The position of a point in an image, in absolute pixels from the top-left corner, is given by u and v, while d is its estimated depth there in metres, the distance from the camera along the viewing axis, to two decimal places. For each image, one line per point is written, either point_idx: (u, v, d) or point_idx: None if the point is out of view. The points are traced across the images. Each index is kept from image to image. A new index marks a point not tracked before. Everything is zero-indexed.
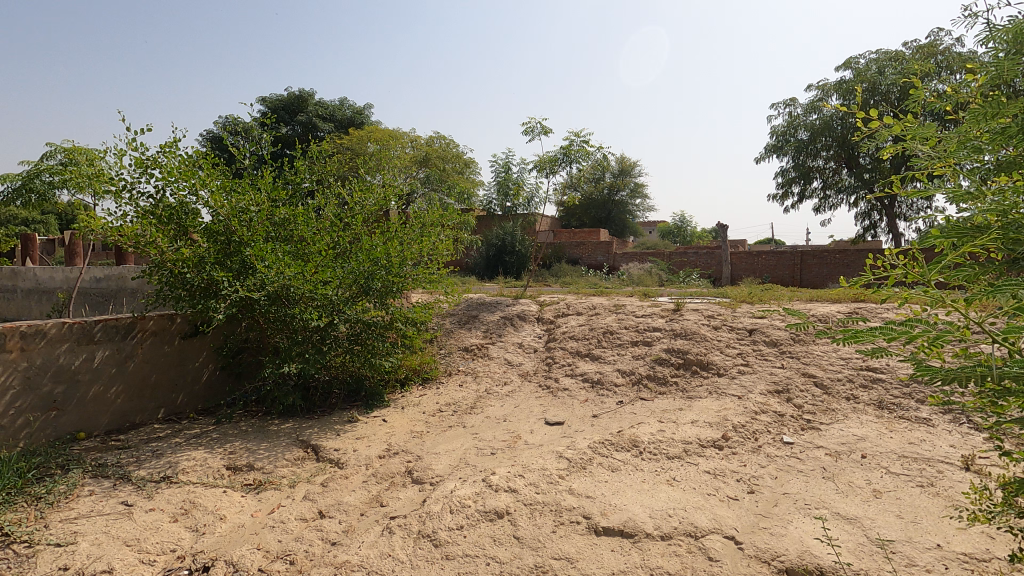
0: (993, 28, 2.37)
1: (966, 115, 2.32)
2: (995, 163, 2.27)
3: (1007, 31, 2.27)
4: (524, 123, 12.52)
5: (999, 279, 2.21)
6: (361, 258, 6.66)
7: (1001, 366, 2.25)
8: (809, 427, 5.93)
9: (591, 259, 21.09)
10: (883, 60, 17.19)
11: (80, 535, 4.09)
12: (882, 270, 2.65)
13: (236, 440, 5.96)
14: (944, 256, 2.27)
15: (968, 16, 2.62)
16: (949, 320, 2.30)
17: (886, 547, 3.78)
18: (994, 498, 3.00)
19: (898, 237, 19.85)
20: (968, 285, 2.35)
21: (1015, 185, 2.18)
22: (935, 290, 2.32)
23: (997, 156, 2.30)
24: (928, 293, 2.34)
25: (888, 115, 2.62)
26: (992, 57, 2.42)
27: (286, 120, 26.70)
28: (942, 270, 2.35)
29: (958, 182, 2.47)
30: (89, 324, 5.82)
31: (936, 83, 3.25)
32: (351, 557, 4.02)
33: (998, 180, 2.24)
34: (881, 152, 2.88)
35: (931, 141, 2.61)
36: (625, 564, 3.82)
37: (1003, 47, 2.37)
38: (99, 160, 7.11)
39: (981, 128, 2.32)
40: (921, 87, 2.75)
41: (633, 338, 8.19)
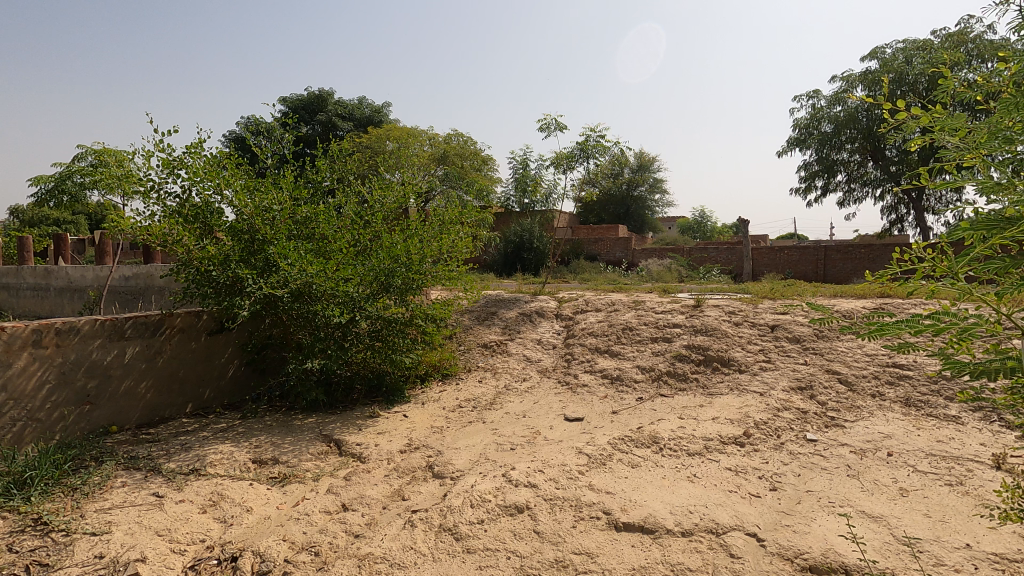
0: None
1: (997, 105, 2.26)
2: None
3: None
4: (540, 119, 12.36)
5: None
6: (381, 255, 6.74)
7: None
8: (833, 425, 5.84)
9: (610, 255, 20.98)
10: (911, 49, 16.75)
11: (114, 525, 4.23)
12: (909, 261, 2.60)
13: (262, 434, 6.09)
14: (972, 248, 2.22)
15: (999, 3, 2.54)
16: (980, 313, 2.23)
17: (915, 545, 3.73)
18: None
19: (925, 232, 19.44)
20: (1000, 278, 2.29)
21: None
22: (965, 283, 2.26)
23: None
24: (957, 286, 2.28)
25: (916, 106, 2.55)
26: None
27: (306, 119, 27.08)
28: (972, 263, 2.30)
29: (990, 174, 2.41)
30: (120, 321, 5.99)
31: (965, 71, 3.16)
32: (374, 549, 4.09)
33: None
34: (908, 144, 2.79)
35: (960, 132, 2.54)
36: (645, 559, 3.82)
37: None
38: (128, 161, 7.29)
39: (1013, 117, 2.25)
40: (947, 77, 2.69)
41: (653, 334, 8.14)
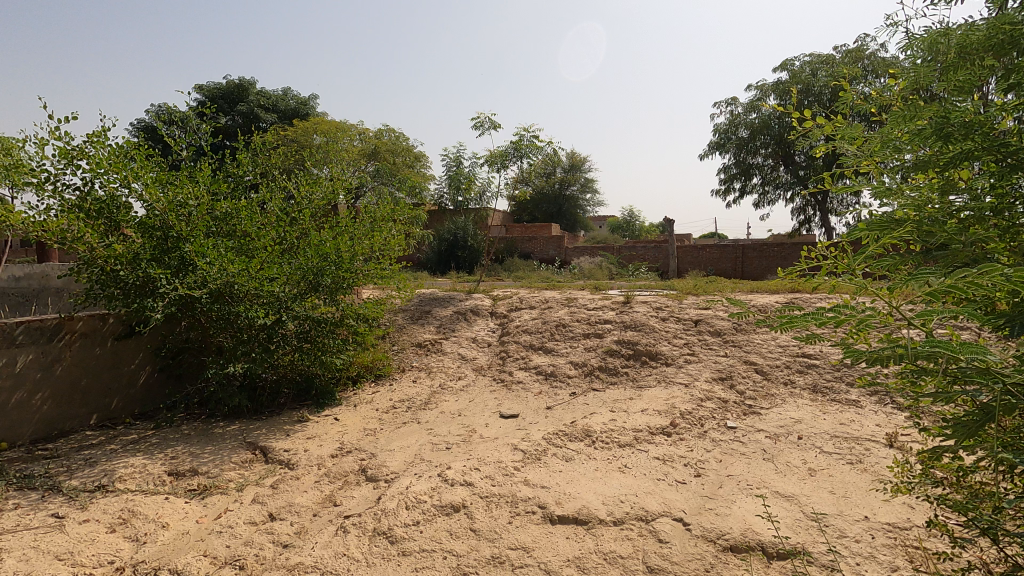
0: (911, 37, 2.53)
1: (888, 117, 2.48)
2: (914, 162, 2.44)
3: (922, 40, 2.44)
4: (473, 118, 12.33)
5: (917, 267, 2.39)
6: (309, 253, 6.49)
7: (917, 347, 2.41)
8: (750, 412, 6.23)
9: (544, 253, 21.28)
10: (816, 63, 18.12)
11: (4, 552, 3.82)
12: (814, 258, 2.81)
13: (178, 444, 5.70)
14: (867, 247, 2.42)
15: (890, 24, 2.79)
16: (874, 307, 2.43)
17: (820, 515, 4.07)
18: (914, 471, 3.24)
19: (829, 232, 21.10)
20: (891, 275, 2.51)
21: (929, 182, 2.38)
22: (861, 279, 2.46)
23: (916, 154, 2.47)
24: (854, 281, 2.48)
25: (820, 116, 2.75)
26: (911, 64, 2.58)
27: (225, 110, 25.57)
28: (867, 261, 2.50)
29: (883, 179, 2.64)
30: (9, 326, 5.41)
31: (863, 86, 3.45)
32: (304, 559, 3.94)
33: (917, 177, 2.43)
34: (814, 151, 3.01)
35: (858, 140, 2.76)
36: (579, 550, 3.92)
37: (920, 55, 2.54)
38: (16, 150, 6.58)
39: (902, 128, 2.48)
40: (847, 90, 2.93)
41: (585, 330, 8.34)
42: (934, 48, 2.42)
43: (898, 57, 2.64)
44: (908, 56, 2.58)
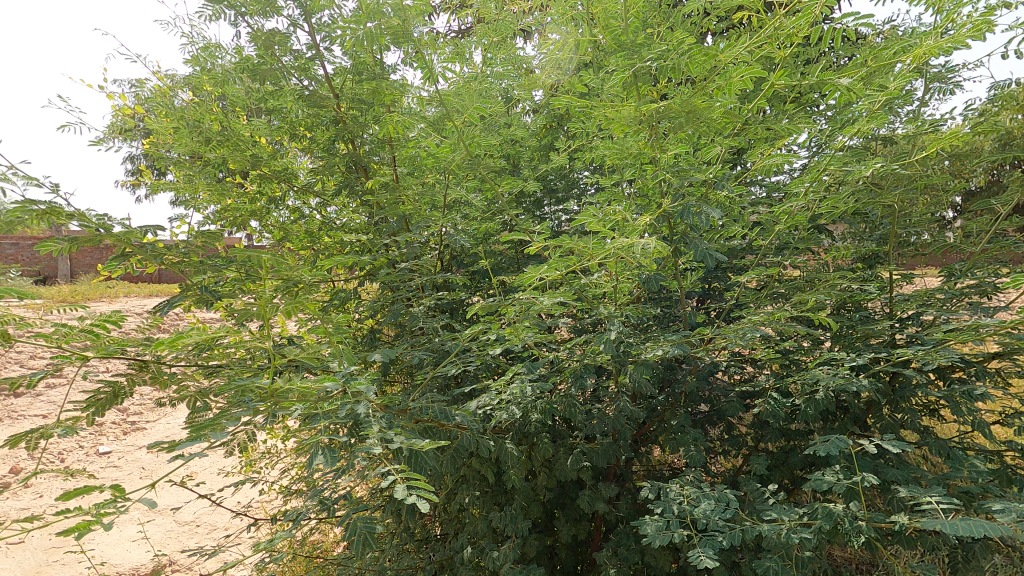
0: (199, 54, 2.70)
1: (186, 134, 2.57)
2: (214, 177, 2.64)
3: (207, 60, 2.63)
4: None
5: (223, 282, 1.97)
6: None
7: (292, 342, 2.07)
8: (133, 430, 5.95)
9: None
10: None
11: None
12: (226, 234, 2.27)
13: None
14: (149, 262, 1.86)
15: (189, 41, 2.93)
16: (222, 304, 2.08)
17: (192, 511, 4.12)
18: (254, 450, 3.71)
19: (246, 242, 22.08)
20: (232, 286, 2.08)
21: (238, 204, 2.66)
22: (187, 290, 1.98)
23: (221, 172, 2.69)
24: (188, 293, 1.99)
25: (156, 122, 2.70)
26: (200, 73, 2.73)
27: None
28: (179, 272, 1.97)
29: (209, 201, 2.78)
30: None
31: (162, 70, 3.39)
32: None
33: (231, 200, 2.71)
34: (147, 153, 2.93)
35: (168, 147, 2.80)
36: None
37: (203, 67, 2.71)
38: None
39: (203, 146, 2.59)
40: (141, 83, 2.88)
41: None
42: (215, 69, 2.64)
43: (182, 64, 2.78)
44: (190, 64, 2.74)
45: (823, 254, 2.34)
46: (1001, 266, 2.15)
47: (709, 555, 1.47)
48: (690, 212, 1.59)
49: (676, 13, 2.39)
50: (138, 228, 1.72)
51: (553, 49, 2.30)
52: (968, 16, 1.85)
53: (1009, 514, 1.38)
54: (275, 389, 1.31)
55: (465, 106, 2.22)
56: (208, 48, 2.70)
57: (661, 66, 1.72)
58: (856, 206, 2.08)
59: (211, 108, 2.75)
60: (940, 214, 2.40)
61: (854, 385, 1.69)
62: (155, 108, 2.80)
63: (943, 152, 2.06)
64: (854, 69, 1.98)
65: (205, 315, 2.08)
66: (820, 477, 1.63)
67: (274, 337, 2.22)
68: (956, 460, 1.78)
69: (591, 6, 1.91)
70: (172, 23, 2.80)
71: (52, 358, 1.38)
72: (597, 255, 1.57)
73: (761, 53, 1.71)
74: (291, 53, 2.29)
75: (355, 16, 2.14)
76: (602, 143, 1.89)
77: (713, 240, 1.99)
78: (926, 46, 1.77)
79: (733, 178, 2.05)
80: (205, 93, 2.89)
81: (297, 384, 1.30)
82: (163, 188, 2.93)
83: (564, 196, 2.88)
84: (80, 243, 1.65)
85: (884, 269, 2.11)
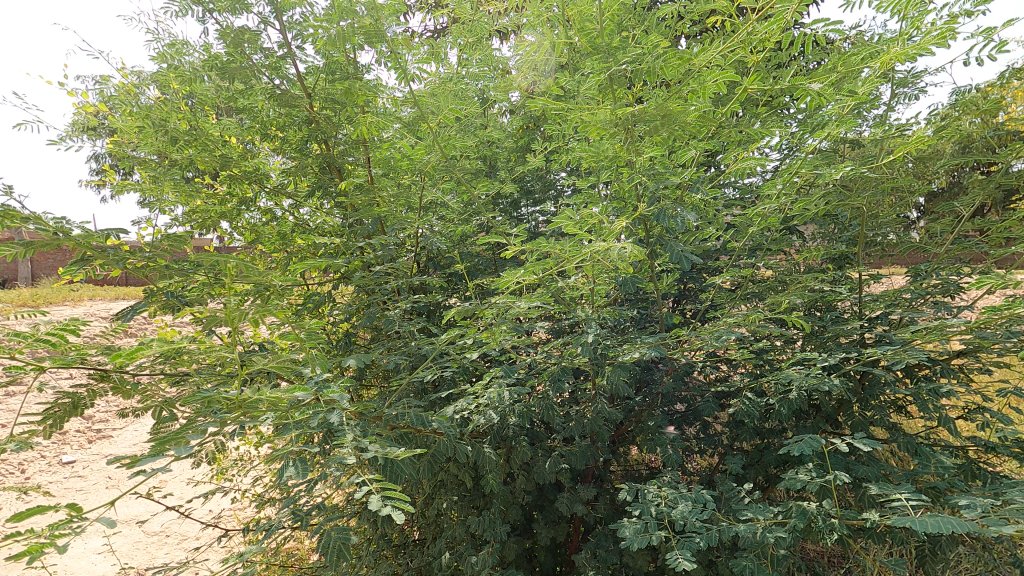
0: (165, 51, 2.62)
1: (152, 134, 2.49)
2: (182, 177, 2.56)
3: (173, 56, 2.55)
4: None
5: (190, 286, 1.90)
6: None
7: (263, 348, 2.02)
8: (99, 438, 5.78)
9: None
10: None
11: None
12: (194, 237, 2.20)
13: None
14: (113, 267, 1.80)
15: (154, 36, 2.85)
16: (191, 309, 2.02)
17: (160, 521, 4.01)
18: (225, 457, 3.62)
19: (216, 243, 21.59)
20: (200, 291, 2.01)
21: (207, 205, 2.59)
22: (152, 296, 1.91)
23: (189, 172, 2.62)
24: (154, 298, 1.93)
25: (120, 120, 2.61)
26: (166, 71, 2.65)
27: None
28: (144, 276, 1.90)
29: (176, 202, 2.70)
30: None
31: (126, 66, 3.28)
32: None
33: (199, 201, 2.64)
34: (110, 153, 2.84)
35: (132, 146, 2.71)
36: None
37: (169, 64, 2.63)
38: None
39: (170, 146, 2.51)
40: (103, 79, 2.78)
41: None
42: (181, 66, 2.56)
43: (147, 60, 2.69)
44: (156, 61, 2.66)
45: (794, 255, 2.39)
46: (964, 267, 2.22)
47: (686, 557, 1.48)
48: (666, 214, 1.59)
49: (650, 16, 2.40)
50: (99, 231, 1.65)
51: (530, 50, 2.29)
52: (933, 23, 1.90)
53: (974, 509, 1.42)
54: (244, 398, 1.27)
55: (440, 107, 2.20)
56: (174, 45, 2.62)
57: (636, 68, 1.72)
58: (827, 209, 2.12)
59: (179, 107, 2.68)
60: (906, 215, 2.47)
61: (826, 384, 1.72)
62: (118, 106, 2.71)
63: (909, 156, 2.11)
64: (824, 74, 2.02)
65: (171, 321, 2.01)
66: (793, 475, 1.66)
67: (244, 343, 2.16)
68: (923, 456, 1.83)
69: (567, 7, 1.90)
70: (136, 18, 2.71)
71: (6, 369, 1.32)
72: (574, 258, 1.56)
73: (734, 57, 1.73)
74: (262, 51, 2.24)
75: (327, 15, 2.10)
76: (578, 145, 1.89)
77: (689, 242, 2.01)
78: (893, 53, 1.81)
79: (707, 180, 2.07)
80: (172, 91, 2.81)
81: (267, 394, 1.26)
82: (129, 188, 2.84)
83: (541, 197, 2.88)
84: (37, 246, 1.59)
85: (853, 270, 2.16)
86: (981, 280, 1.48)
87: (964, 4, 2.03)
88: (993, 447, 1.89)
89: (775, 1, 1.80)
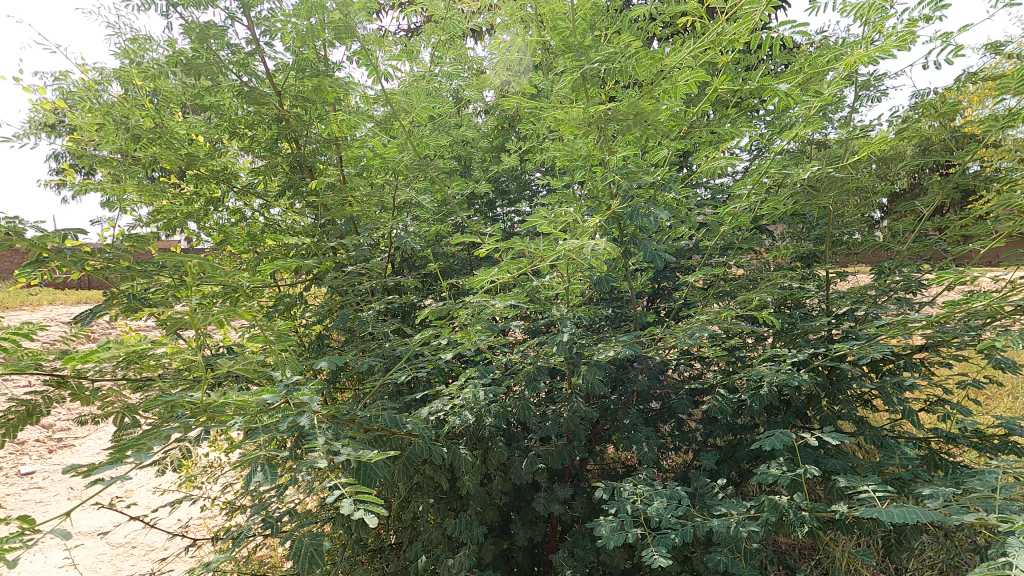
0: (126, 46, 2.54)
1: (114, 131, 2.41)
2: (145, 176, 2.48)
3: (135, 52, 2.48)
4: None
5: (154, 289, 1.85)
6: None
7: (230, 351, 1.97)
8: (60, 448, 5.57)
9: None
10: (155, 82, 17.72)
11: None
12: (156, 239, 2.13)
13: None
14: (71, 269, 1.73)
15: (114, 31, 2.76)
16: (153, 311, 1.96)
17: (125, 532, 3.87)
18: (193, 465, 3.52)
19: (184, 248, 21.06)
20: (162, 293, 1.95)
21: (172, 205, 2.52)
22: (114, 298, 1.85)
23: (155, 171, 2.55)
24: (114, 301, 1.86)
25: (79, 117, 2.52)
26: (128, 67, 2.57)
27: None
28: (103, 276, 1.84)
29: (138, 203, 2.62)
30: None
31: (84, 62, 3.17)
32: None
33: (163, 202, 2.56)
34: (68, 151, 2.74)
35: (92, 145, 2.62)
36: None
37: (131, 61, 2.55)
38: None
39: (133, 144, 2.43)
40: (62, 75, 2.68)
41: None
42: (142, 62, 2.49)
43: (109, 56, 2.61)
44: (118, 57, 2.58)
45: (764, 254, 2.44)
46: (925, 264, 2.29)
47: (662, 553, 1.49)
48: (639, 213, 1.61)
49: (623, 17, 2.42)
50: (55, 231, 1.59)
51: (503, 49, 2.28)
52: (893, 27, 1.96)
53: (937, 499, 1.46)
54: (208, 403, 1.23)
55: (413, 106, 2.18)
56: (137, 40, 2.55)
57: (608, 68, 1.74)
58: (794, 208, 2.17)
59: (142, 104, 2.61)
60: (870, 215, 2.54)
61: (796, 379, 1.75)
62: (78, 103, 2.62)
63: (872, 156, 2.17)
64: (791, 75, 2.06)
65: (133, 325, 1.94)
66: (766, 470, 1.69)
67: (212, 347, 2.10)
68: (888, 448, 1.88)
69: (538, 6, 1.91)
70: (95, 11, 2.63)
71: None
72: (548, 257, 1.56)
73: (704, 58, 1.75)
74: (228, 47, 2.19)
75: (296, 11, 2.07)
76: (552, 144, 1.90)
77: (662, 241, 2.04)
78: (855, 55, 1.86)
79: (679, 180, 2.09)
80: (136, 87, 2.73)
81: (233, 397, 1.23)
82: (90, 188, 2.75)
83: (516, 197, 2.88)
84: None
85: (821, 268, 2.21)
86: (941, 277, 1.52)
87: (923, 10, 2.09)
88: (954, 439, 1.95)
89: (743, 4, 1.83)
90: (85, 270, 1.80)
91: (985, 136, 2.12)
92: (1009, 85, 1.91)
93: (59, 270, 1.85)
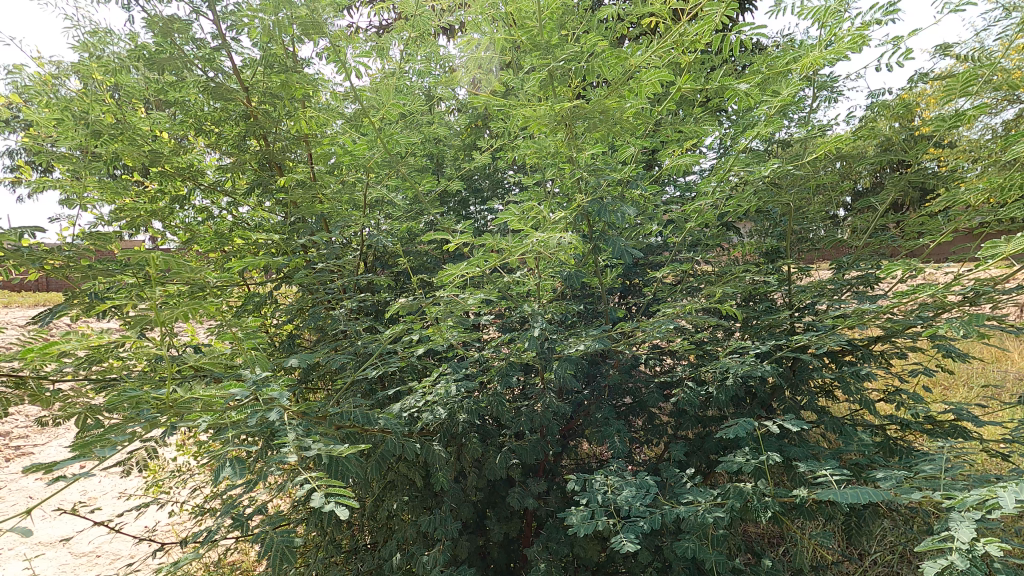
0: (85, 39, 2.48)
1: (72, 126, 2.34)
2: (107, 174, 2.42)
3: (93, 46, 2.42)
4: None
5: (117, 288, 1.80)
6: None
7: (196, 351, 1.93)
8: (19, 454, 5.37)
9: None
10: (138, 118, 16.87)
11: None
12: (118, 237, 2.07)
13: None
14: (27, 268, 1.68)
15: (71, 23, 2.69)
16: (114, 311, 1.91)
17: (90, 540, 3.76)
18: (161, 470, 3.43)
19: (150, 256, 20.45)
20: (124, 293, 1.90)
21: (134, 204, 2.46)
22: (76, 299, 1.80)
23: (117, 168, 2.48)
24: (76, 300, 1.81)
25: (36, 112, 2.45)
26: (86, 60, 2.50)
27: None
28: (61, 276, 1.78)
29: (99, 201, 2.55)
30: None
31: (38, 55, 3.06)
32: None
33: (124, 200, 2.49)
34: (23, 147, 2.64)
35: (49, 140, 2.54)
36: None
37: (89, 54, 2.48)
38: None
39: (93, 140, 2.37)
40: (16, 68, 2.59)
41: None
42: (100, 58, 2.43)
43: (66, 49, 2.53)
44: (77, 51, 2.51)
45: (730, 250, 2.51)
46: (881, 259, 2.38)
47: (631, 540, 1.53)
48: (607, 209, 1.64)
49: (592, 17, 2.46)
50: (11, 228, 1.54)
51: (473, 48, 2.29)
52: (849, 30, 2.04)
53: (890, 480, 1.53)
54: (174, 399, 1.21)
55: (383, 103, 2.17)
56: (97, 33, 2.49)
57: (576, 66, 1.76)
58: (757, 205, 2.24)
59: (103, 99, 2.53)
60: (832, 213, 2.63)
61: (759, 370, 1.81)
62: (33, 97, 2.53)
63: (832, 155, 2.25)
64: (753, 76, 2.13)
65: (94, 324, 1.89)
66: (731, 458, 1.74)
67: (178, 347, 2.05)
68: (847, 435, 1.95)
69: (506, 5, 1.93)
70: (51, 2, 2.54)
71: None
72: (517, 252, 1.58)
73: (668, 57, 1.80)
74: (193, 42, 2.14)
75: (262, 6, 2.04)
76: (522, 142, 1.92)
77: (631, 237, 2.08)
78: (813, 57, 1.93)
79: (648, 177, 2.14)
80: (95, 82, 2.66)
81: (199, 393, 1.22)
82: (48, 186, 2.66)
83: (489, 195, 2.91)
84: None
85: (783, 263, 2.28)
86: (890, 268, 1.60)
87: (875, 14, 2.17)
88: (909, 426, 2.04)
89: (704, 6, 1.88)
90: (43, 272, 1.75)
91: (935, 136, 2.21)
92: (955, 87, 2.00)
93: (14, 271, 1.78)
